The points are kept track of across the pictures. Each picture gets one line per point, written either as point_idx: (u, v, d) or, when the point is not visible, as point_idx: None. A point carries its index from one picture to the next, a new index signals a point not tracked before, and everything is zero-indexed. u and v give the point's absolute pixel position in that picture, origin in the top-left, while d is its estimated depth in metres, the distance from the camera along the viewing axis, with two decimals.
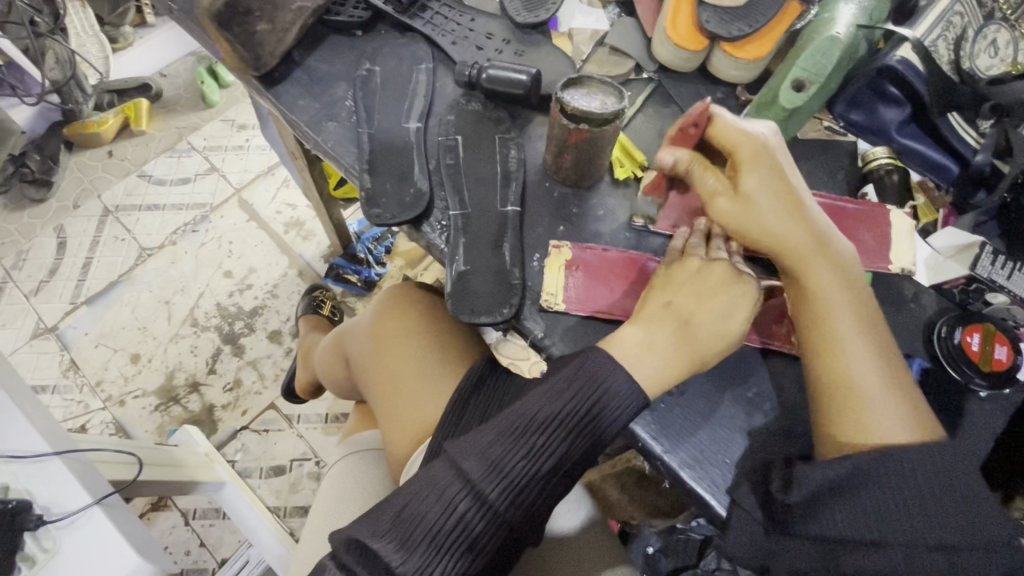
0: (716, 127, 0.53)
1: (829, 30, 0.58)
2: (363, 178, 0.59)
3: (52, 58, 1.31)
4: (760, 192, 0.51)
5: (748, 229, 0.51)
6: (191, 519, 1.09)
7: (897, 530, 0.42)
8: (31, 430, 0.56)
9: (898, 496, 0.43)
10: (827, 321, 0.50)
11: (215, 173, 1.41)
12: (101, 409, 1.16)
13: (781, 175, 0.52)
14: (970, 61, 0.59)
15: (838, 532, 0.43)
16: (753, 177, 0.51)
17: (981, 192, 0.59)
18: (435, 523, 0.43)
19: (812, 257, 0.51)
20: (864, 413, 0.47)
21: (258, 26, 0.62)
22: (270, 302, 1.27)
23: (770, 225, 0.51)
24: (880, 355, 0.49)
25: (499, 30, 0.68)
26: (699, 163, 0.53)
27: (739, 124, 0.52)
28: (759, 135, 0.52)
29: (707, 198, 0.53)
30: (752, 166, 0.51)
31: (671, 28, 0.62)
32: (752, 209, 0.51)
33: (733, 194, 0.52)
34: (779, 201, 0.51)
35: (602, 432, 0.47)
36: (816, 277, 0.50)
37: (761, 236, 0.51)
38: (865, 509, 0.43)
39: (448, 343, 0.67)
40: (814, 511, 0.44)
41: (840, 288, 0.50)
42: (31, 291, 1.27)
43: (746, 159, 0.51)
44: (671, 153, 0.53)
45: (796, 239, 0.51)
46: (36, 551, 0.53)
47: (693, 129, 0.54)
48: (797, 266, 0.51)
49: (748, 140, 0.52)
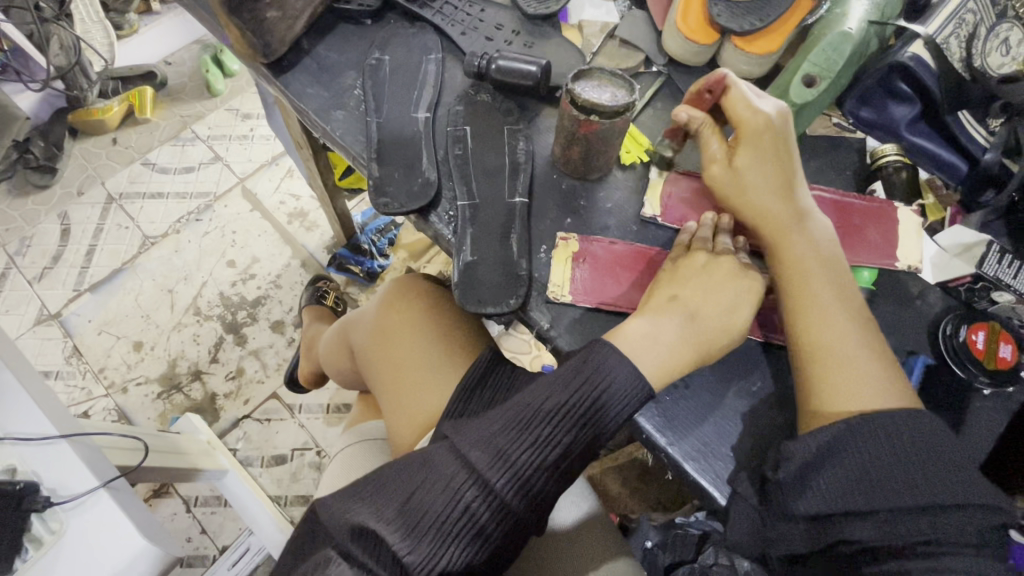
0: (728, 98, 0.54)
1: (842, 26, 0.58)
2: (371, 167, 0.59)
3: (57, 44, 1.31)
4: (753, 167, 0.54)
5: (731, 200, 0.55)
6: (193, 506, 1.10)
7: (879, 497, 0.42)
8: (38, 413, 0.56)
9: (883, 466, 0.43)
10: (801, 292, 0.51)
11: (219, 163, 1.41)
12: (103, 396, 1.16)
13: (779, 155, 0.54)
14: (982, 58, 0.59)
15: (823, 505, 0.43)
16: (748, 153, 0.54)
17: (988, 191, 0.60)
18: (441, 513, 0.44)
19: (787, 229, 0.53)
20: (844, 386, 0.47)
21: (267, 14, 0.63)
22: (273, 293, 1.27)
23: (754, 200, 0.54)
24: (873, 343, 0.49)
25: (509, 21, 0.67)
26: (709, 127, 0.55)
27: (748, 99, 0.53)
28: (766, 111, 0.53)
29: (705, 161, 0.56)
30: (751, 142, 0.53)
31: (682, 20, 0.62)
32: (741, 181, 0.54)
33: (728, 164, 0.54)
34: (770, 180, 0.53)
35: (606, 424, 0.47)
36: (791, 249, 0.52)
37: (743, 209, 0.54)
38: (849, 478, 0.43)
39: (454, 333, 0.68)
40: (801, 486, 0.45)
41: (818, 266, 0.52)
42: (35, 278, 1.27)
43: (745, 134, 0.53)
44: (687, 111, 0.55)
45: (779, 217, 0.53)
46: (43, 532, 0.54)
47: (708, 95, 0.56)
48: (773, 239, 0.53)
49: (751, 118, 0.53)
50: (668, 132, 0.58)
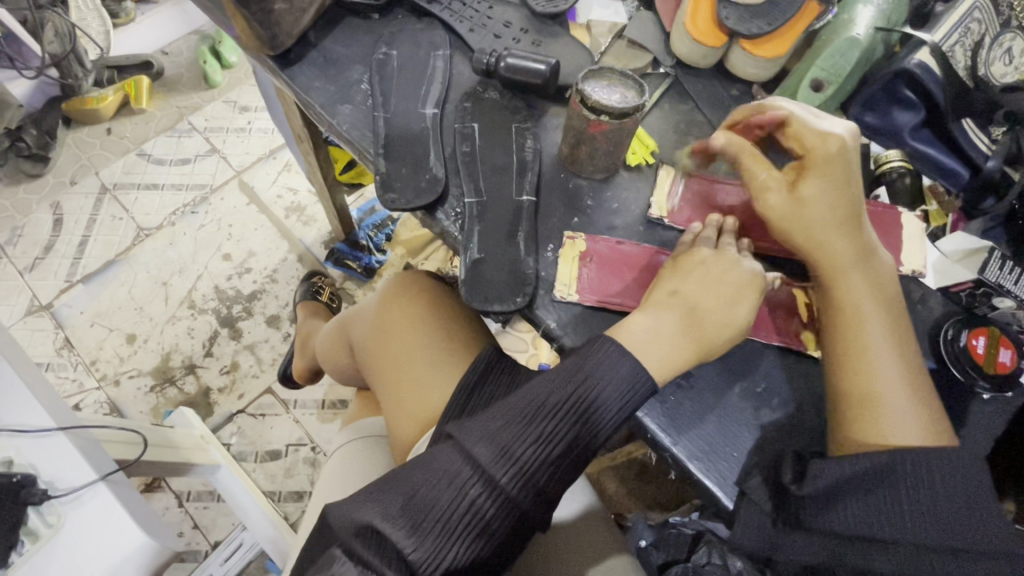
0: (793, 128, 0.53)
1: (851, 32, 0.59)
2: (378, 163, 0.59)
3: (52, 31, 1.29)
4: (822, 198, 0.51)
5: (794, 231, 0.52)
6: (185, 501, 1.09)
7: (905, 530, 0.43)
8: (35, 406, 0.56)
9: (911, 499, 0.44)
10: (848, 318, 0.50)
11: (216, 155, 1.40)
12: (95, 389, 1.15)
13: (848, 190, 0.52)
14: (985, 67, 0.60)
15: (847, 527, 0.44)
16: (817, 182, 0.52)
17: (988, 198, 0.62)
18: (447, 509, 0.44)
19: (843, 261, 0.51)
20: (885, 418, 0.47)
21: (276, 5, 0.61)
22: (270, 287, 1.26)
23: (817, 231, 0.52)
24: (899, 352, 0.49)
25: (517, 20, 0.67)
26: (754, 154, 0.54)
27: (817, 126, 0.52)
28: (842, 136, 0.52)
29: (759, 185, 0.54)
30: (821, 169, 0.52)
31: (691, 23, 0.62)
32: (802, 211, 0.52)
33: (788, 192, 0.52)
34: (839, 211, 0.51)
35: (609, 418, 0.47)
36: (850, 282, 0.51)
37: (801, 240, 0.52)
38: (878, 507, 0.44)
39: (454, 331, 0.67)
40: (826, 507, 0.45)
41: (868, 294, 0.51)
42: (26, 268, 1.25)
43: (815, 160, 0.52)
44: (725, 136, 0.56)
45: (841, 249, 0.51)
46: (40, 526, 0.53)
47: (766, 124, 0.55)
48: (838, 270, 0.51)
49: (824, 145, 0.52)
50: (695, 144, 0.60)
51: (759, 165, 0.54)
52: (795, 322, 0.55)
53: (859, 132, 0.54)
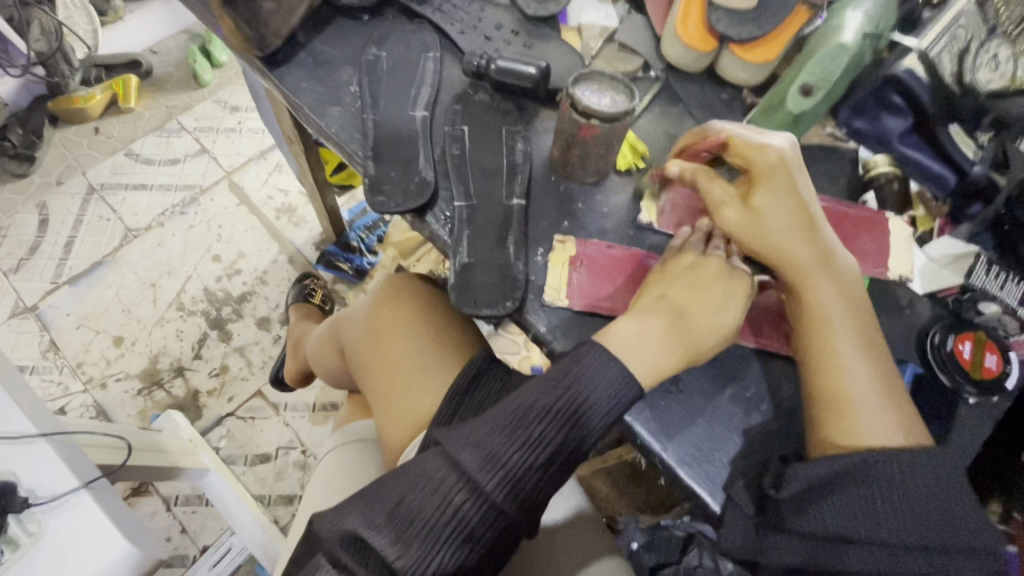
0: (732, 143, 0.54)
1: (839, 36, 0.58)
2: (367, 165, 0.58)
3: (37, 29, 1.27)
4: (773, 209, 0.53)
5: (753, 244, 0.53)
6: (172, 505, 1.07)
7: (883, 530, 0.44)
8: (16, 412, 0.55)
9: (888, 499, 0.44)
10: (819, 323, 0.51)
11: (205, 155, 1.38)
12: (82, 392, 1.13)
13: (797, 194, 0.53)
14: (971, 74, 0.61)
15: (826, 529, 0.45)
16: (765, 194, 0.53)
17: (976, 203, 0.61)
18: (432, 516, 0.43)
19: (805, 267, 0.52)
20: (860, 420, 0.48)
21: (263, 6, 0.61)
22: (260, 288, 1.25)
23: (772, 239, 0.52)
24: (874, 356, 0.50)
25: (508, 22, 0.67)
26: (704, 175, 0.55)
27: (755, 138, 0.54)
28: (776, 147, 0.53)
29: (713, 205, 0.54)
30: (766, 182, 0.53)
31: (682, 27, 0.63)
32: (758, 223, 0.53)
33: (742, 207, 0.53)
34: (793, 220, 0.52)
35: (595, 425, 0.47)
36: (814, 288, 0.52)
37: (764, 251, 0.53)
38: (857, 507, 0.45)
39: (446, 336, 0.67)
40: (805, 509, 0.46)
41: (837, 299, 0.51)
42: (10, 269, 1.23)
43: (760, 173, 0.53)
44: (678, 163, 0.56)
45: (800, 254, 0.52)
46: (20, 535, 0.52)
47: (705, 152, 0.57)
48: (799, 275, 0.52)
49: (764, 157, 0.53)
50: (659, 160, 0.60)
51: (714, 184, 0.54)
52: (783, 325, 0.56)
53: (795, 141, 0.55)
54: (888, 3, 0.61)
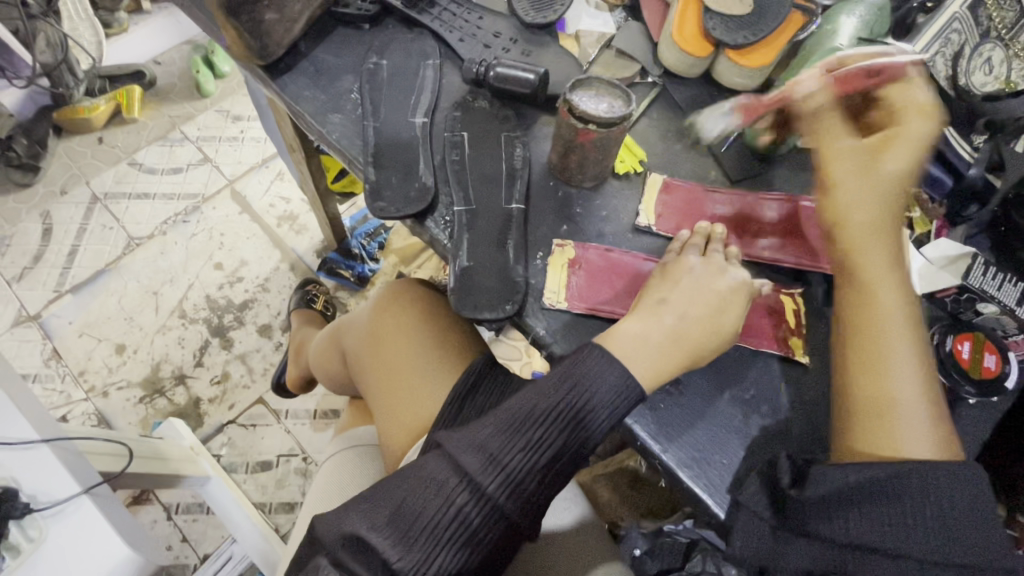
0: (896, 98, 0.53)
1: (833, 41, 0.60)
2: (368, 171, 0.59)
3: (43, 41, 1.27)
4: (894, 171, 0.51)
5: (857, 197, 0.52)
6: (173, 514, 1.07)
7: (910, 541, 0.42)
8: (20, 418, 0.55)
9: (913, 510, 0.43)
10: (875, 307, 0.50)
11: (208, 164, 1.40)
12: (84, 400, 1.13)
13: (915, 165, 0.52)
14: (966, 77, 0.62)
15: (848, 536, 0.44)
16: (887, 156, 0.52)
17: (973, 205, 0.61)
18: (433, 518, 0.43)
19: (866, 236, 0.51)
20: (871, 418, 0.47)
21: (265, 16, 0.62)
22: (261, 296, 1.26)
23: (869, 208, 0.51)
24: (921, 360, 0.49)
25: (507, 30, 0.68)
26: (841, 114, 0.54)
27: (924, 102, 0.52)
28: (934, 116, 0.52)
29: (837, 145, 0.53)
30: (905, 147, 0.51)
31: (678, 33, 0.63)
32: (871, 177, 0.51)
33: (868, 157, 0.52)
34: (894, 186, 0.51)
35: (597, 427, 0.47)
36: (885, 275, 0.50)
37: (862, 212, 0.51)
38: (884, 515, 0.43)
39: (447, 339, 0.67)
40: (826, 514, 0.45)
41: (900, 293, 0.50)
42: (14, 278, 1.24)
43: (904, 131, 0.51)
44: (815, 82, 0.55)
45: (883, 236, 0.51)
46: (21, 540, 0.52)
47: (862, 84, 0.54)
48: (877, 259, 0.51)
49: (922, 125, 0.52)
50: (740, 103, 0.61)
51: (840, 128, 0.54)
52: (782, 327, 0.56)
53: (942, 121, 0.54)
54: (880, 9, 0.63)
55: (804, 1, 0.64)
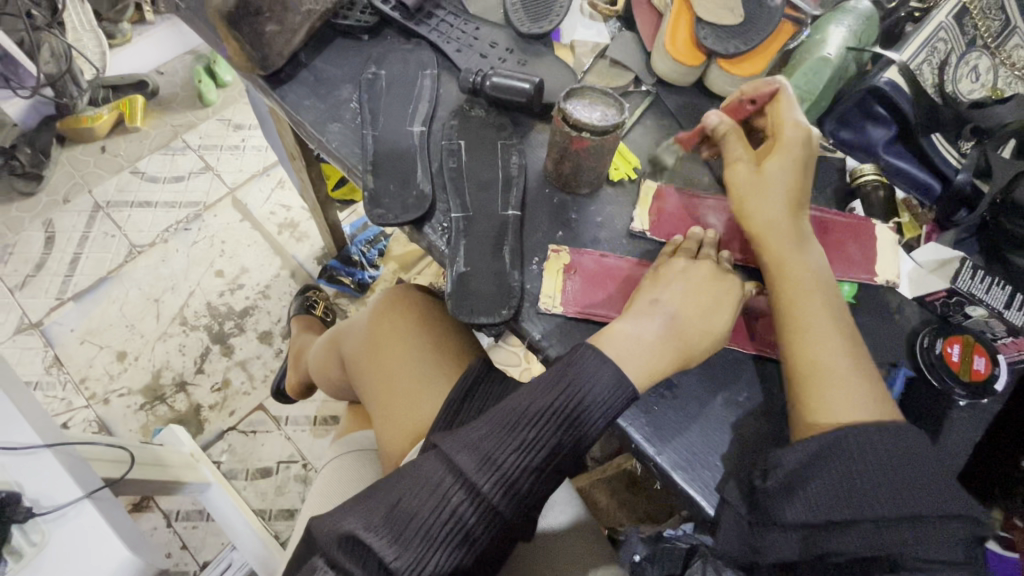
0: (776, 105, 0.57)
1: (822, 51, 0.62)
2: (366, 179, 0.60)
3: (48, 51, 1.31)
4: (780, 176, 0.55)
5: (756, 205, 0.55)
6: (173, 521, 1.07)
7: (868, 508, 0.43)
8: (23, 423, 0.56)
9: (868, 475, 0.44)
10: (795, 301, 0.52)
11: (209, 172, 1.41)
12: (84, 407, 1.14)
13: (801, 172, 0.55)
14: (953, 84, 0.64)
15: (811, 514, 0.44)
16: (777, 161, 0.55)
17: (963, 210, 0.62)
18: (428, 517, 0.44)
19: (774, 237, 0.54)
20: (859, 414, 0.48)
21: (267, 27, 0.63)
22: (262, 303, 1.27)
23: (771, 211, 0.54)
24: (847, 349, 0.50)
25: (503, 40, 0.69)
26: (734, 133, 0.57)
27: (795, 112, 0.55)
28: (804, 124, 0.55)
29: (730, 160, 0.57)
30: (784, 150, 0.55)
31: (670, 43, 0.65)
32: (764, 185, 0.55)
33: (754, 167, 0.55)
34: (786, 187, 0.55)
35: (591, 426, 0.48)
36: (796, 271, 0.53)
37: (758, 219, 0.55)
38: (839, 486, 0.44)
39: (444, 344, 0.68)
40: (789, 494, 0.45)
41: (815, 287, 0.52)
42: (16, 286, 1.25)
43: (782, 138, 0.55)
44: (718, 115, 0.57)
45: (784, 234, 0.54)
46: (24, 544, 0.53)
47: (750, 104, 0.58)
48: (780, 257, 0.54)
49: (790, 129, 0.55)
50: (680, 136, 0.61)
51: (736, 142, 0.57)
52: (775, 329, 0.56)
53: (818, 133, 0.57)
54: (869, 18, 0.65)
55: (794, 10, 0.64)
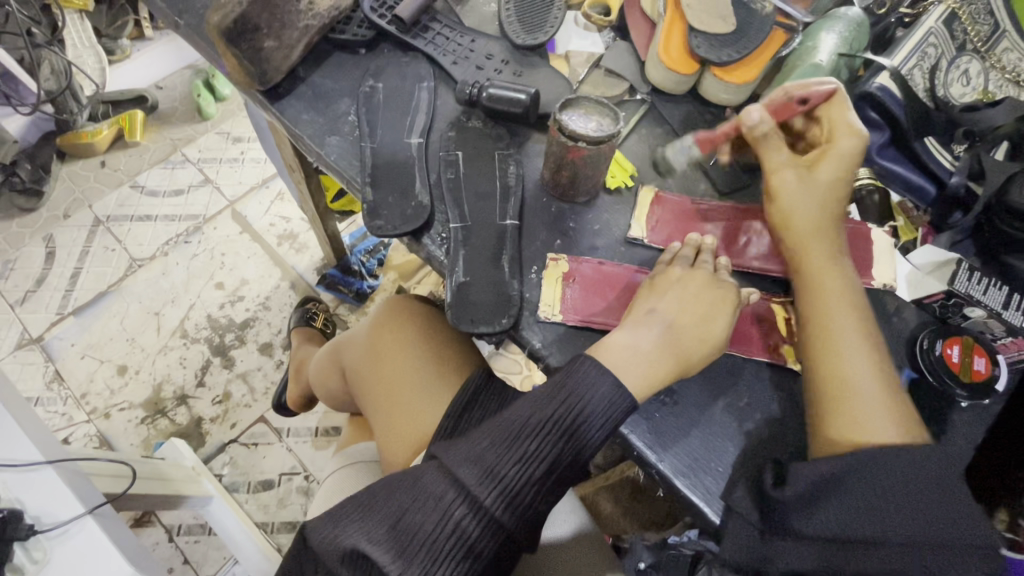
0: (829, 113, 0.57)
1: (814, 57, 0.63)
2: (365, 191, 0.61)
3: (47, 68, 1.31)
4: (830, 182, 0.56)
5: (792, 200, 0.56)
6: (176, 535, 1.07)
7: (887, 525, 0.43)
8: (24, 440, 0.56)
9: (889, 493, 0.44)
10: (828, 307, 0.53)
11: (209, 185, 1.42)
12: (85, 422, 1.14)
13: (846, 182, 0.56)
14: (944, 88, 0.66)
15: (830, 528, 0.44)
16: (827, 170, 0.56)
17: (957, 212, 0.64)
18: (432, 531, 0.44)
19: (809, 236, 0.55)
20: (853, 416, 0.48)
21: (265, 43, 0.64)
22: (262, 314, 1.27)
23: (808, 213, 0.56)
24: (859, 365, 0.50)
25: (498, 52, 0.70)
26: (776, 134, 0.57)
27: (852, 121, 0.56)
28: (862, 139, 0.56)
29: (772, 163, 0.57)
30: (832, 158, 0.56)
31: (665, 52, 0.65)
32: (808, 188, 0.56)
33: (799, 170, 0.56)
34: (826, 197, 0.56)
35: (591, 436, 0.48)
36: (828, 277, 0.54)
37: (793, 219, 0.56)
38: (859, 504, 0.44)
39: (445, 353, 0.68)
40: (806, 507, 0.45)
41: (846, 297, 0.53)
42: (17, 302, 1.25)
43: (835, 148, 0.56)
44: (759, 112, 0.57)
45: (819, 237, 0.55)
46: (25, 562, 0.53)
47: (794, 109, 0.58)
48: (812, 259, 0.55)
49: (845, 137, 0.56)
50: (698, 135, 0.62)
51: (779, 144, 0.57)
52: (772, 334, 0.57)
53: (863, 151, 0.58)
54: (859, 24, 0.66)
55: (786, 18, 0.66)
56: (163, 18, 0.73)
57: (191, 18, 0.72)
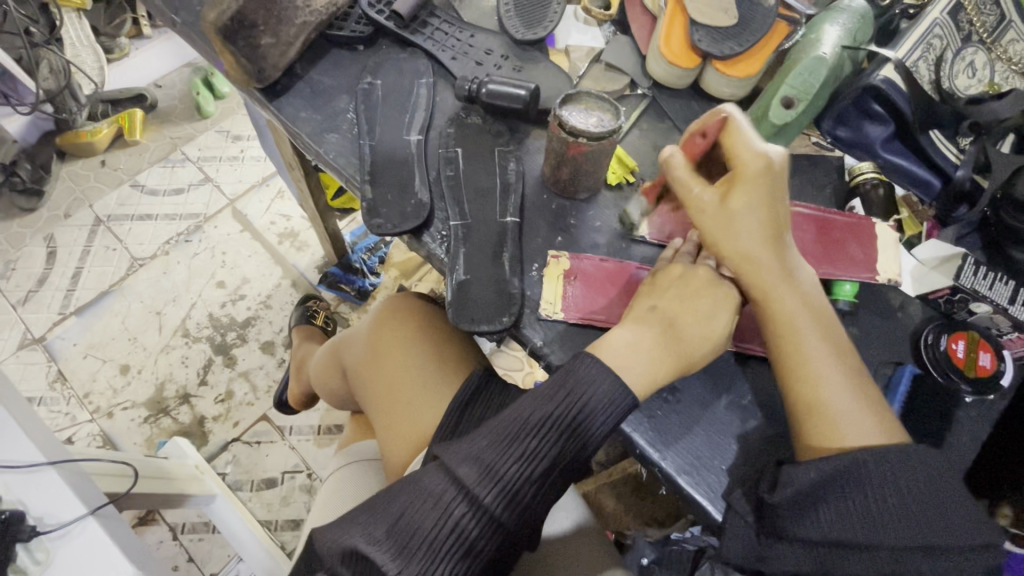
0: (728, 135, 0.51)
1: (817, 50, 0.61)
2: (364, 189, 0.60)
3: (46, 67, 1.30)
4: (748, 212, 0.50)
5: (719, 238, 0.52)
6: (179, 533, 1.07)
7: (883, 532, 0.43)
8: (24, 441, 0.56)
9: (883, 499, 0.44)
10: (792, 329, 0.51)
11: (209, 184, 1.42)
12: (88, 422, 1.14)
13: (772, 203, 0.50)
14: (950, 81, 0.65)
15: (826, 534, 0.44)
16: (742, 197, 0.50)
17: (962, 206, 0.63)
18: (431, 531, 0.44)
19: (753, 271, 0.51)
20: (851, 415, 0.48)
21: (262, 40, 0.64)
22: (263, 313, 1.27)
23: (742, 246, 0.51)
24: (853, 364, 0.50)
25: (497, 47, 0.69)
26: (688, 170, 0.52)
27: (752, 139, 0.50)
28: (769, 154, 0.50)
29: (690, 200, 0.53)
30: (746, 183, 0.50)
31: (665, 46, 0.65)
32: (728, 224, 0.51)
33: (718, 203, 0.51)
34: (757, 225, 0.51)
35: (592, 433, 0.47)
36: (784, 305, 0.51)
37: (727, 255, 0.52)
38: (855, 510, 0.44)
39: (445, 351, 0.68)
40: (801, 511, 0.45)
41: (811, 316, 0.51)
42: (18, 302, 1.25)
43: (742, 176, 0.50)
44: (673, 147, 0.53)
45: (765, 266, 0.51)
46: (29, 563, 0.53)
47: (703, 137, 0.53)
48: (763, 292, 0.51)
49: (749, 159, 0.50)
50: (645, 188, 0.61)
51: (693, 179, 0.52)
52: None
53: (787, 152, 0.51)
54: (863, 16, 0.65)
55: (788, 9, 0.65)
56: (160, 16, 0.73)
57: (188, 16, 0.71)
